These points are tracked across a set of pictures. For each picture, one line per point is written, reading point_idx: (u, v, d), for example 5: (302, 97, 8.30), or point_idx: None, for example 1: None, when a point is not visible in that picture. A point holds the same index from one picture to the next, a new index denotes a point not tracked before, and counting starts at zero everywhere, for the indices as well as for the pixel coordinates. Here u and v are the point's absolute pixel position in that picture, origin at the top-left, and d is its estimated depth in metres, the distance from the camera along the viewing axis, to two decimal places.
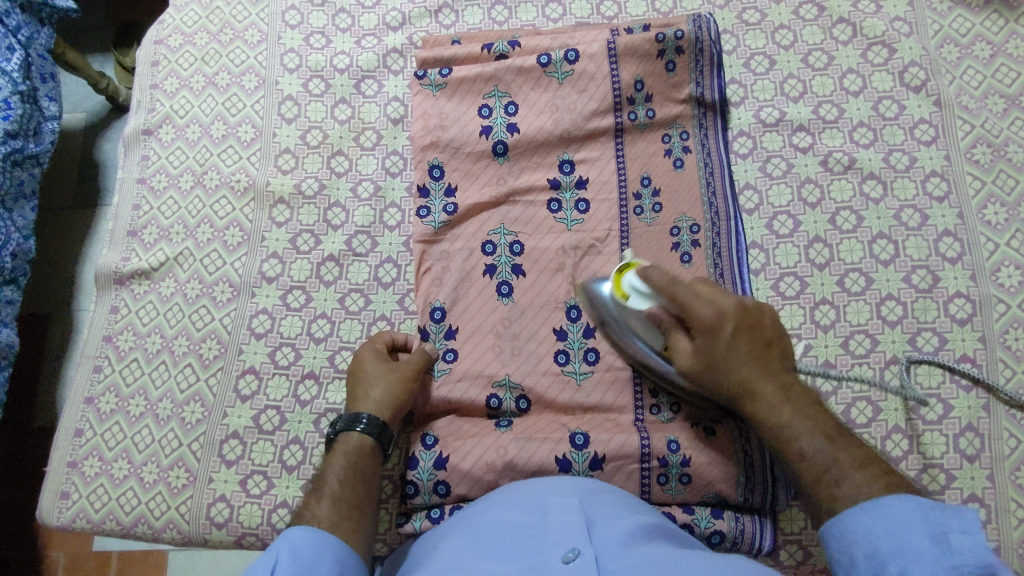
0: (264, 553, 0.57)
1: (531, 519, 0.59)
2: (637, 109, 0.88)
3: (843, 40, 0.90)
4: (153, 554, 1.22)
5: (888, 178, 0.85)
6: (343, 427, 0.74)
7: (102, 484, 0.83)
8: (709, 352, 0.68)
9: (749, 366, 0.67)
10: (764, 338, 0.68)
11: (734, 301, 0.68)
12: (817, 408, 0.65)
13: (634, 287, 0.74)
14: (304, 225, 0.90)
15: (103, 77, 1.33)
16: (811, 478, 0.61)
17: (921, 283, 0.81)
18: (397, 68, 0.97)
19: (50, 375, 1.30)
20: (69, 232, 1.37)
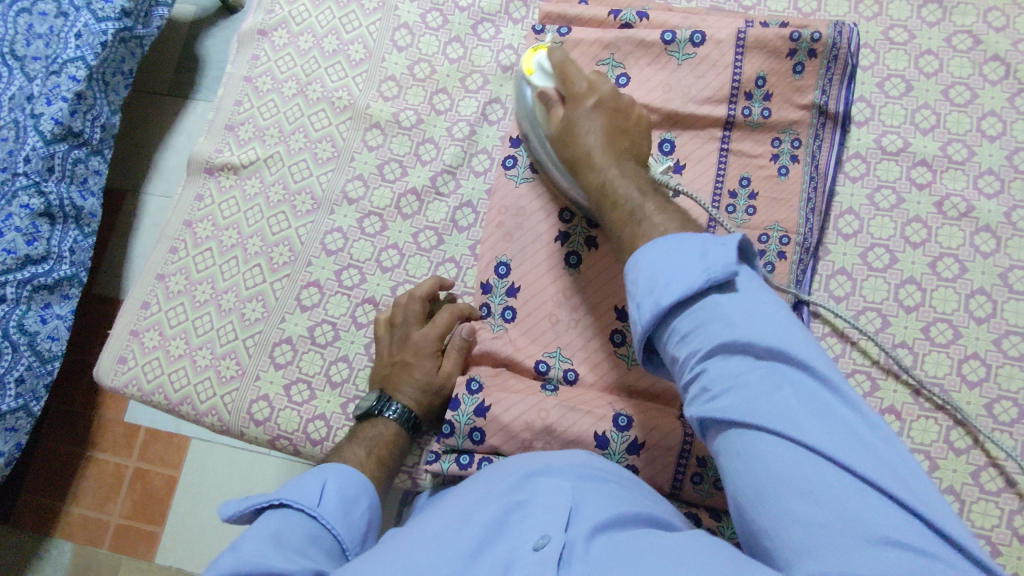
0: (310, 476, 0.65)
1: (519, 495, 0.58)
2: (753, 106, 0.84)
3: (992, 80, 0.84)
4: (176, 437, 1.27)
5: (1004, 234, 0.80)
6: (378, 412, 0.76)
7: (157, 358, 0.86)
8: (573, 134, 0.75)
9: (601, 149, 0.72)
10: (628, 133, 0.74)
11: (602, 134, 0.73)
12: (650, 186, 0.71)
13: (541, 64, 0.81)
14: (395, 154, 0.90)
15: None
16: (625, 228, 0.67)
17: (1011, 349, 0.76)
18: (518, 17, 0.94)
19: (118, 247, 1.36)
20: (157, 118, 1.41)
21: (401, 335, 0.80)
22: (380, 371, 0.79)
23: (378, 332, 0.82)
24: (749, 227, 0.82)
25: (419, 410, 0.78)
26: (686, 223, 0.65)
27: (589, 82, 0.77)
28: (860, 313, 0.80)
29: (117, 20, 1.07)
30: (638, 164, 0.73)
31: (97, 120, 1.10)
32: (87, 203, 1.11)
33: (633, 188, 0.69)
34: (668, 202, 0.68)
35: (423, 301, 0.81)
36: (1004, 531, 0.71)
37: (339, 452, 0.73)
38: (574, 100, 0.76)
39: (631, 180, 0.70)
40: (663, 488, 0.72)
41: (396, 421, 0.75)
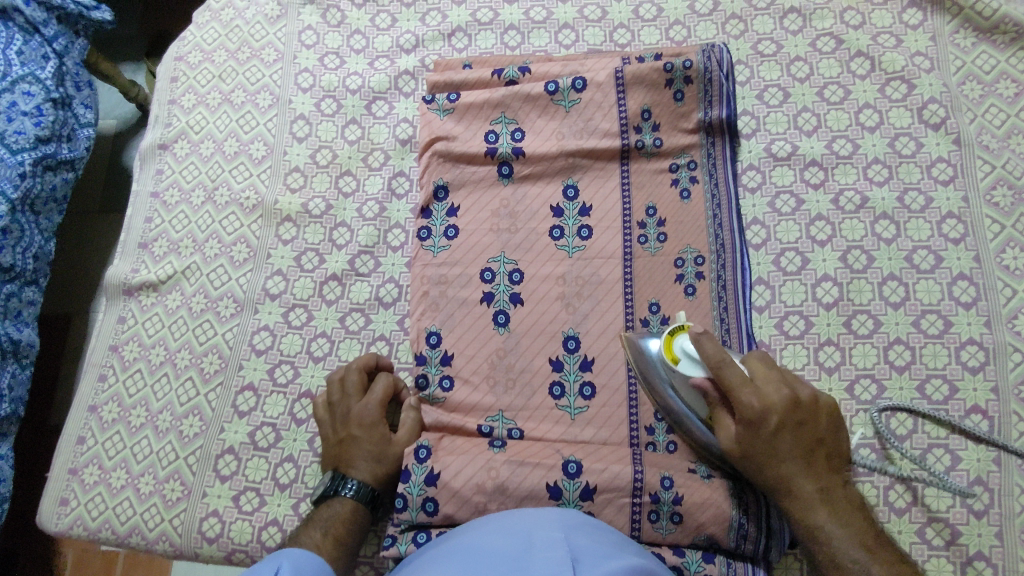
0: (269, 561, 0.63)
1: (515, 549, 0.58)
2: (644, 136, 0.87)
3: (860, 74, 0.88)
4: (156, 559, 1.23)
5: (901, 218, 0.82)
6: (333, 492, 0.75)
7: (99, 492, 0.84)
8: (755, 419, 0.66)
9: (796, 459, 0.66)
10: (824, 445, 0.67)
11: (785, 394, 0.66)
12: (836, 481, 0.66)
13: (688, 355, 0.70)
14: (310, 244, 0.91)
15: (135, 85, 1.38)
16: (833, 568, 0.63)
17: (930, 328, 0.78)
18: (408, 90, 0.97)
19: (66, 375, 1.33)
20: (89, 238, 1.41)
21: (342, 414, 0.79)
22: (331, 452, 0.79)
23: (320, 415, 0.81)
24: (663, 254, 0.84)
25: (376, 483, 0.77)
26: (841, 514, 0.65)
27: (750, 381, 0.67)
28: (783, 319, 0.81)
29: (33, 151, 1.07)
30: (831, 468, 0.67)
31: (29, 250, 1.09)
32: (24, 335, 1.09)
33: (813, 484, 0.65)
34: (835, 492, 0.66)
35: (362, 373, 0.81)
36: (960, 510, 0.72)
37: (297, 536, 0.72)
38: (733, 399, 0.67)
39: (808, 483, 0.65)
40: (622, 529, 0.71)
41: (353, 498, 0.75)
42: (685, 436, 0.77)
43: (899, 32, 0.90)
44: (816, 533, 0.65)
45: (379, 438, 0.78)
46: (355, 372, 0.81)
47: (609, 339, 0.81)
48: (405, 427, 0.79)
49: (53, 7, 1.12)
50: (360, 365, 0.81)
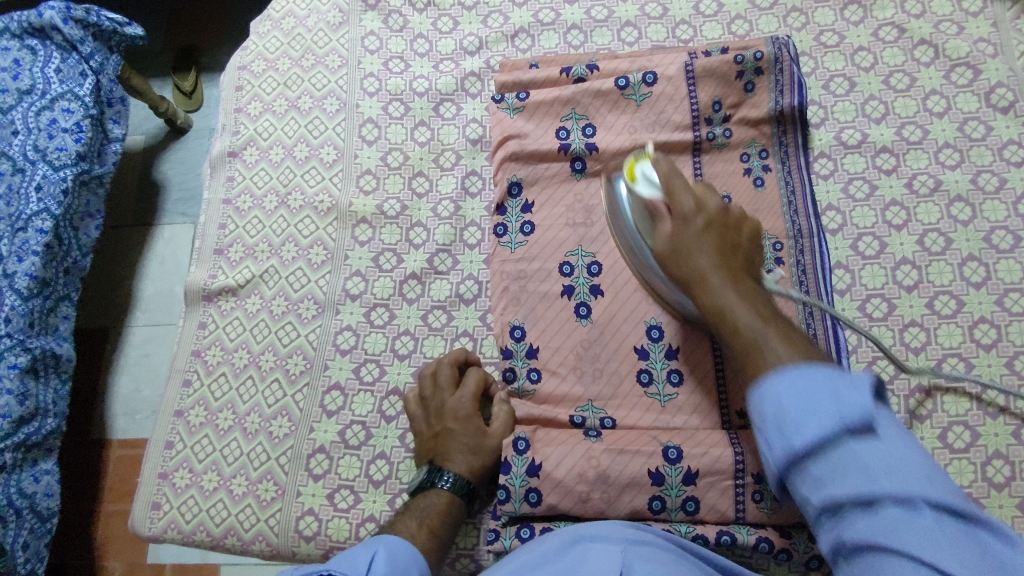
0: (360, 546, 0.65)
1: (565, 565, 0.61)
2: (715, 129, 0.88)
3: (924, 62, 0.90)
4: (206, 567, 1.18)
5: (976, 200, 0.84)
6: (431, 483, 0.76)
7: (192, 496, 0.84)
8: (682, 249, 0.70)
9: (714, 271, 0.67)
10: (740, 250, 0.70)
11: (718, 203, 0.72)
12: (797, 339, 0.59)
13: (646, 174, 0.76)
14: (387, 244, 0.92)
15: (164, 101, 1.34)
16: (750, 359, 0.59)
17: (1014, 306, 0.79)
18: (475, 91, 0.99)
19: (105, 388, 1.30)
20: (125, 251, 1.39)
21: (437, 407, 0.80)
22: (425, 445, 0.79)
23: (411, 409, 0.82)
24: None
25: (472, 475, 0.77)
26: (791, 346, 0.58)
27: (671, 232, 0.71)
28: (865, 302, 0.82)
29: (75, 166, 1.06)
30: (748, 281, 0.67)
31: (63, 264, 1.07)
32: (64, 349, 1.08)
33: (757, 322, 0.61)
34: (791, 335, 0.59)
35: (452, 367, 0.82)
36: None
37: (393, 524, 0.73)
38: (672, 204, 0.72)
39: (725, 295, 0.65)
40: (726, 512, 0.72)
41: (450, 490, 0.75)
42: None
43: (960, 20, 0.92)
44: (760, 371, 0.57)
45: (475, 431, 0.79)
46: (448, 367, 0.82)
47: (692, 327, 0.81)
48: (500, 421, 0.80)
49: (88, 25, 1.08)
50: (453, 360, 0.83)
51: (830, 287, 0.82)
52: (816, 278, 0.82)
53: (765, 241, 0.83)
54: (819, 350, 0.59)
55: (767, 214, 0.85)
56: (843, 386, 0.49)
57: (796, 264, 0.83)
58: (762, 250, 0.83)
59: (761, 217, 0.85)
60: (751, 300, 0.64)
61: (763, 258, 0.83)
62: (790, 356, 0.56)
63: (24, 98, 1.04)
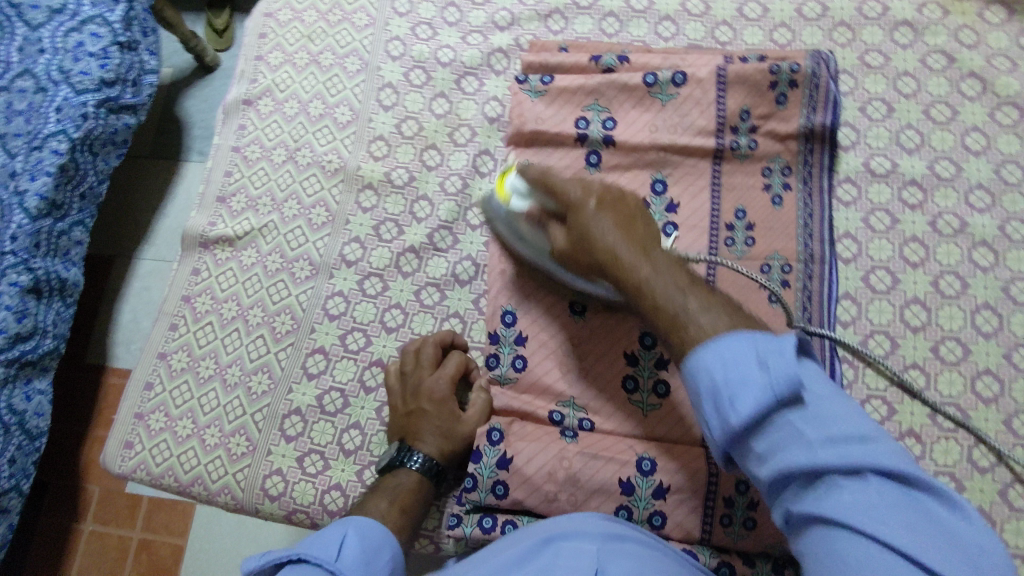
0: (332, 529, 0.63)
1: (540, 562, 0.59)
2: (740, 138, 0.85)
3: (970, 96, 0.86)
4: (179, 504, 1.18)
5: (1001, 247, 0.80)
6: (400, 463, 0.75)
7: (165, 439, 0.85)
8: (581, 234, 0.68)
9: (625, 244, 0.64)
10: (638, 222, 0.67)
11: (589, 186, 0.71)
12: (694, 284, 0.60)
13: (514, 187, 0.77)
14: (389, 214, 0.90)
15: (194, 37, 1.31)
16: (671, 328, 0.57)
17: (1022, 362, 0.76)
18: (499, 68, 0.96)
19: (99, 314, 1.29)
20: (136, 181, 1.37)
21: (413, 386, 0.79)
22: (400, 421, 0.78)
23: (391, 383, 0.81)
24: (749, 258, 0.82)
25: (441, 458, 0.76)
26: (712, 307, 0.56)
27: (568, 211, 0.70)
28: (868, 337, 0.79)
29: (97, 92, 1.02)
30: (655, 250, 0.65)
31: (78, 189, 1.04)
32: (70, 274, 1.06)
33: (675, 290, 0.59)
34: (697, 287, 0.59)
35: (436, 347, 0.81)
36: None
37: (363, 503, 0.72)
38: (563, 195, 0.71)
39: (640, 268, 0.62)
40: (692, 532, 0.71)
41: (419, 471, 0.74)
42: None
43: (1014, 56, 0.87)
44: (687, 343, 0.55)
45: (449, 416, 0.77)
46: (430, 347, 0.81)
47: None
48: (474, 408, 0.78)
49: None
50: (434, 340, 0.81)
51: (834, 318, 0.80)
52: (821, 308, 0.80)
53: (774, 262, 0.81)
54: (726, 297, 0.58)
55: (781, 234, 0.82)
56: (768, 353, 0.48)
57: (802, 289, 0.80)
58: (770, 271, 0.81)
59: (774, 236, 0.82)
60: (667, 273, 0.62)
61: (769, 279, 0.80)
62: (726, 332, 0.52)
63: (54, 17, 1.02)
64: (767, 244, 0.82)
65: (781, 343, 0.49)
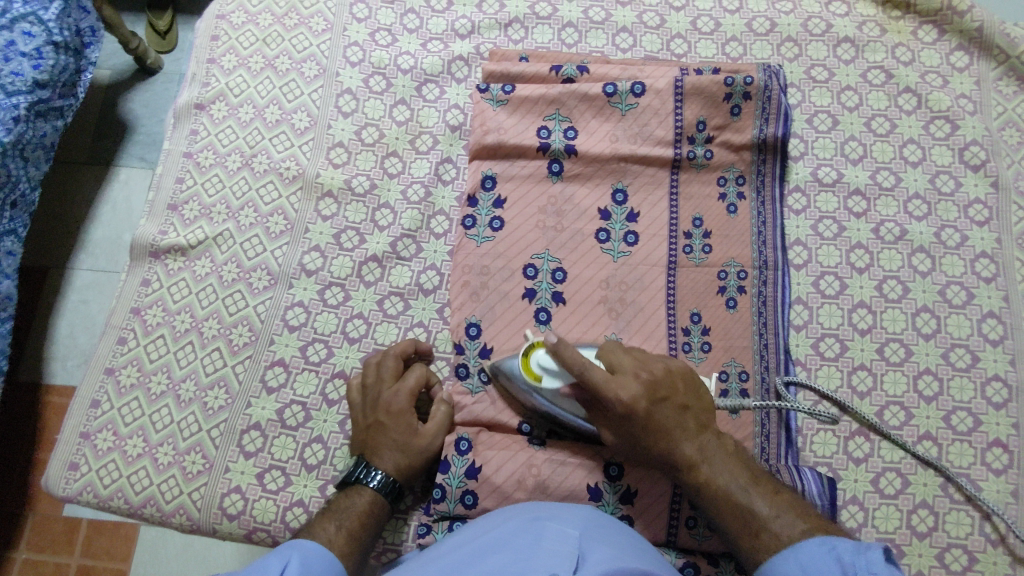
0: (273, 557, 0.59)
1: (524, 541, 0.59)
2: (697, 148, 0.87)
3: (907, 110, 0.91)
4: (123, 526, 1.13)
5: (937, 253, 0.85)
6: (358, 480, 0.72)
7: (113, 460, 0.81)
8: (644, 447, 0.68)
9: (720, 455, 0.67)
10: (693, 409, 0.69)
11: (641, 381, 0.67)
12: (762, 474, 0.67)
13: (546, 368, 0.72)
14: (350, 222, 0.89)
15: (135, 37, 1.26)
16: (737, 522, 0.65)
17: (958, 361, 0.81)
18: (460, 76, 0.96)
19: (35, 330, 1.22)
20: (72, 189, 1.30)
21: (373, 398, 0.76)
22: (362, 436, 0.76)
23: (353, 396, 0.79)
24: (707, 265, 0.84)
25: (400, 474, 0.74)
26: (777, 497, 0.65)
27: (618, 383, 0.67)
28: (819, 340, 0.83)
29: (30, 94, 0.97)
30: (712, 434, 0.68)
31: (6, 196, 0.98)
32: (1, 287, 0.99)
33: (729, 462, 0.66)
34: (763, 481, 0.66)
35: (396, 359, 0.79)
36: (977, 538, 0.75)
37: (311, 526, 0.68)
38: (614, 395, 0.67)
39: (727, 476, 0.66)
40: (659, 535, 0.72)
41: (375, 489, 0.72)
42: None
43: (946, 73, 0.93)
44: (778, 544, 0.62)
45: (408, 430, 0.75)
46: (391, 357, 0.79)
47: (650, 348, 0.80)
48: (435, 422, 0.76)
49: None
50: (394, 351, 0.79)
51: (788, 322, 0.83)
52: (776, 313, 0.82)
53: (731, 268, 0.84)
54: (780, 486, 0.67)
55: (737, 242, 0.85)
56: (849, 560, 0.56)
57: (758, 295, 0.83)
58: (727, 277, 0.83)
59: (730, 244, 0.85)
60: (730, 453, 0.67)
61: (726, 285, 0.83)
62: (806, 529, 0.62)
63: None
64: (723, 251, 0.84)
65: (855, 546, 0.57)
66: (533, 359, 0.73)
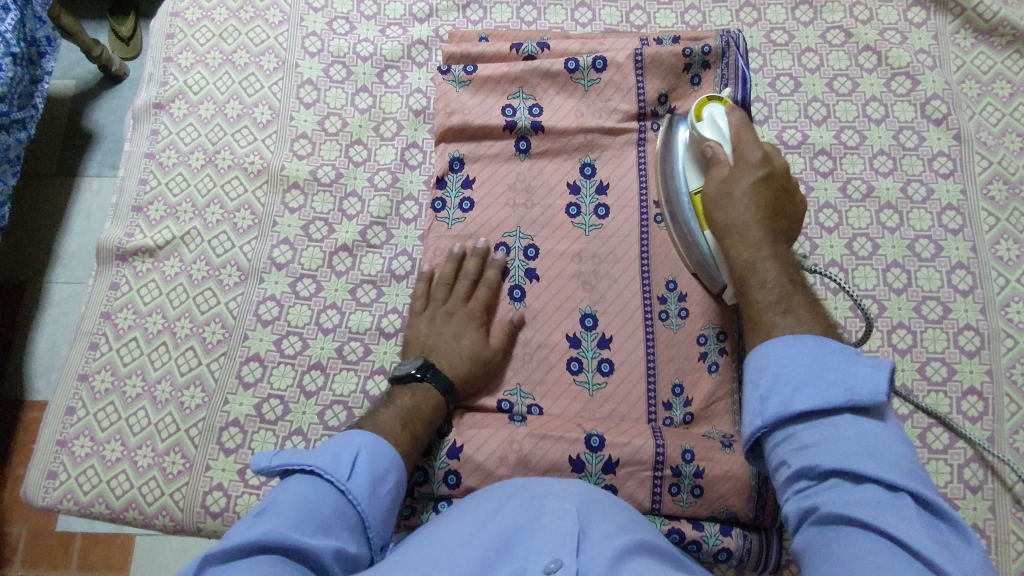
0: (342, 443, 0.63)
1: (524, 519, 0.58)
2: (660, 120, 0.88)
3: (867, 68, 0.92)
4: (119, 536, 1.11)
5: (905, 208, 0.86)
6: (418, 374, 0.74)
7: (92, 466, 0.80)
8: (722, 222, 0.66)
9: (763, 255, 0.61)
10: (784, 234, 0.64)
11: (751, 207, 0.65)
12: (807, 299, 0.57)
13: (714, 116, 0.74)
14: (318, 213, 0.88)
15: (97, 45, 1.24)
16: (751, 325, 0.58)
17: (930, 314, 0.82)
18: (422, 60, 0.95)
19: (16, 346, 1.21)
20: (43, 199, 1.28)
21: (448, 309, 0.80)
22: (415, 344, 0.79)
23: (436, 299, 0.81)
24: None
25: (459, 380, 0.76)
26: (795, 310, 0.56)
27: (727, 173, 0.69)
28: None
29: None
30: (784, 248, 0.63)
31: None
32: None
33: (781, 282, 0.59)
34: (798, 297, 0.57)
35: (481, 260, 0.82)
36: (957, 486, 0.76)
37: (374, 414, 0.71)
38: (726, 214, 0.66)
39: (768, 287, 0.59)
40: (643, 504, 0.73)
41: (432, 386, 0.74)
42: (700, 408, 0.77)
43: (904, 30, 0.93)
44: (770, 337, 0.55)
45: (469, 341, 0.78)
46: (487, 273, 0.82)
47: (626, 318, 0.81)
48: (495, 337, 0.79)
49: None
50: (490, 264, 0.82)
51: None
52: None
53: None
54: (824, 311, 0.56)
55: None
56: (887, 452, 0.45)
57: None
58: None
59: None
60: (782, 265, 0.61)
61: None
62: (798, 328, 0.54)
63: None
64: None
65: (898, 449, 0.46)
66: (687, 127, 0.80)
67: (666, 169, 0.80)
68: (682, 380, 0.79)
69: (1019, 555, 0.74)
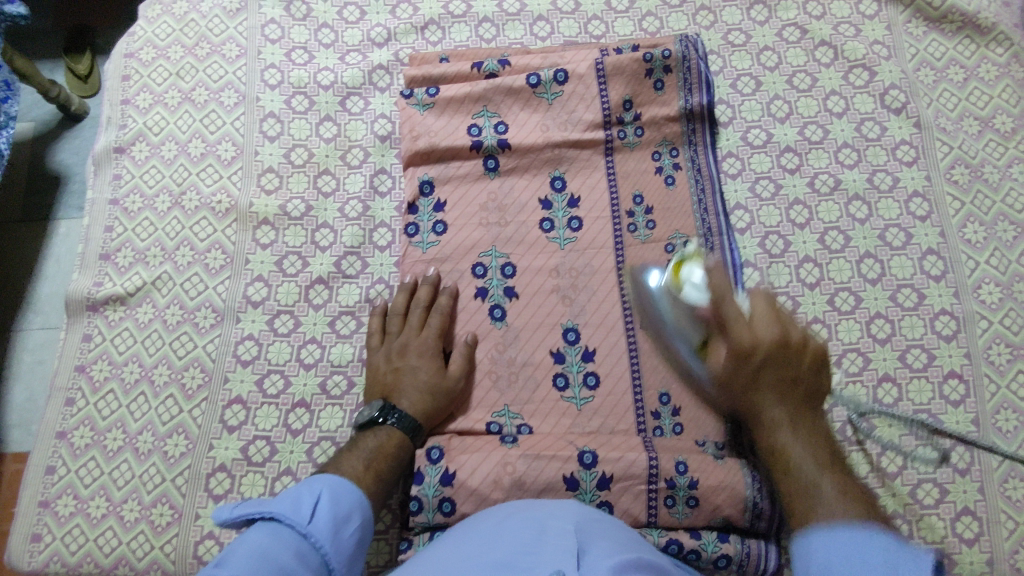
0: (306, 488, 0.64)
1: (526, 538, 0.57)
2: (627, 128, 0.88)
3: (825, 63, 0.93)
4: None
5: (872, 198, 0.87)
6: (381, 419, 0.74)
7: (77, 525, 0.78)
8: (750, 338, 0.66)
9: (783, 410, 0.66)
10: (803, 381, 0.66)
11: (776, 331, 0.66)
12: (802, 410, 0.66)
13: (692, 278, 0.74)
14: (290, 247, 0.87)
15: (54, 85, 1.22)
16: (800, 496, 0.61)
17: (906, 301, 0.83)
18: (384, 85, 0.95)
19: None
20: (10, 249, 1.25)
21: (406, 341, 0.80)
22: (376, 382, 0.79)
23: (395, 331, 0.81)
24: (653, 241, 0.84)
25: (421, 415, 0.76)
26: (802, 431, 0.66)
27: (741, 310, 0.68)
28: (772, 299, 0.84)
29: None
30: (795, 408, 0.66)
31: None
32: None
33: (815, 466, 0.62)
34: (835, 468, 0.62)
35: (432, 289, 0.82)
36: (946, 470, 0.77)
37: (338, 461, 0.71)
38: (737, 337, 0.66)
39: (772, 409, 0.66)
40: (640, 516, 0.72)
41: (395, 428, 0.74)
42: (688, 415, 0.78)
43: (857, 22, 0.95)
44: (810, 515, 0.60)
45: (429, 371, 0.78)
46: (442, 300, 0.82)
47: (608, 329, 0.81)
48: (454, 364, 0.79)
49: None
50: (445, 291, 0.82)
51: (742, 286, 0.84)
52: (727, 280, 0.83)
53: (676, 241, 0.84)
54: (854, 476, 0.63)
55: (679, 215, 0.85)
56: None
57: None
58: (674, 250, 0.84)
59: (672, 218, 0.85)
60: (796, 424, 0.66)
61: (675, 258, 0.83)
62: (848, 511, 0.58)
63: None
64: (666, 225, 0.85)
65: None
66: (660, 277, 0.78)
67: (646, 308, 0.78)
68: (668, 390, 0.79)
69: (1012, 534, 0.74)
